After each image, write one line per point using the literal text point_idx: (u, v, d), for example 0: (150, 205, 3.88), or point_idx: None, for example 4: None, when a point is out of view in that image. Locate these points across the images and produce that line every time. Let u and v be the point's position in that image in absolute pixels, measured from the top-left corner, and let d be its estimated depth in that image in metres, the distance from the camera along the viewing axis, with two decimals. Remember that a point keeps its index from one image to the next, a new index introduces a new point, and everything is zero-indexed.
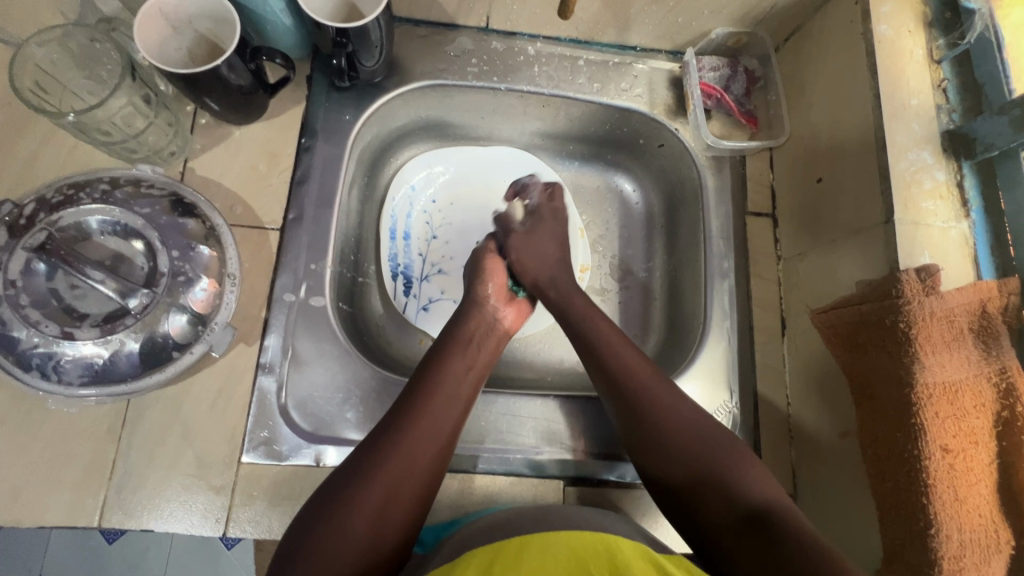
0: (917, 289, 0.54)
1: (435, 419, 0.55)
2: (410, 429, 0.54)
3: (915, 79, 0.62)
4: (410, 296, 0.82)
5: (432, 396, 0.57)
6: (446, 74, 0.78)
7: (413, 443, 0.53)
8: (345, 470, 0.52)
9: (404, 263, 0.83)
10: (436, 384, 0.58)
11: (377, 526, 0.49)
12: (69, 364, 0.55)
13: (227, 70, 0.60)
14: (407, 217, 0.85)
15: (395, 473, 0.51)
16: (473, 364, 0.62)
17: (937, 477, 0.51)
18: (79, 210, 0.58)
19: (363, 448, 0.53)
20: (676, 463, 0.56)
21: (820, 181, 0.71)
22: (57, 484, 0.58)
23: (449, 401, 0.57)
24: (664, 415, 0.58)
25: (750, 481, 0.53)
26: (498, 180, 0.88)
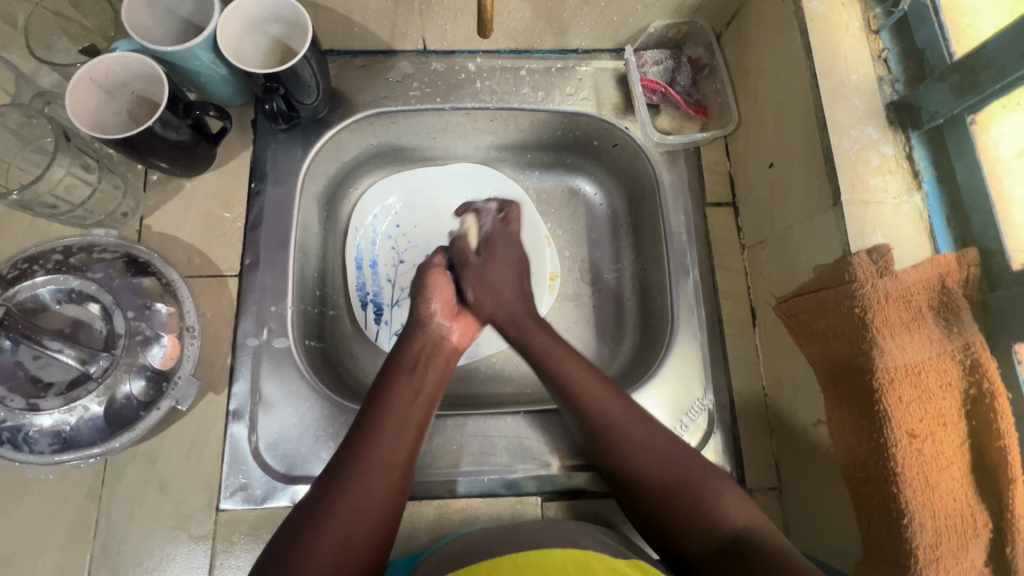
0: (870, 271, 0.53)
1: (388, 444, 0.56)
2: (361, 469, 0.54)
3: (852, 53, 0.60)
4: (382, 323, 0.82)
5: (382, 431, 0.57)
6: (389, 101, 0.78)
7: (372, 473, 0.54)
8: (298, 517, 0.51)
9: (374, 291, 0.83)
10: (383, 417, 0.58)
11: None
12: (38, 435, 0.56)
13: (161, 127, 0.61)
14: (371, 246, 0.85)
15: (350, 516, 0.51)
16: (421, 387, 0.62)
17: (906, 465, 0.49)
18: (34, 282, 0.60)
19: (315, 494, 0.53)
20: (645, 490, 0.57)
21: (772, 166, 0.69)
22: (44, 549, 0.60)
23: (400, 434, 0.57)
24: (630, 444, 0.58)
25: (727, 511, 0.53)
26: (459, 197, 0.87)
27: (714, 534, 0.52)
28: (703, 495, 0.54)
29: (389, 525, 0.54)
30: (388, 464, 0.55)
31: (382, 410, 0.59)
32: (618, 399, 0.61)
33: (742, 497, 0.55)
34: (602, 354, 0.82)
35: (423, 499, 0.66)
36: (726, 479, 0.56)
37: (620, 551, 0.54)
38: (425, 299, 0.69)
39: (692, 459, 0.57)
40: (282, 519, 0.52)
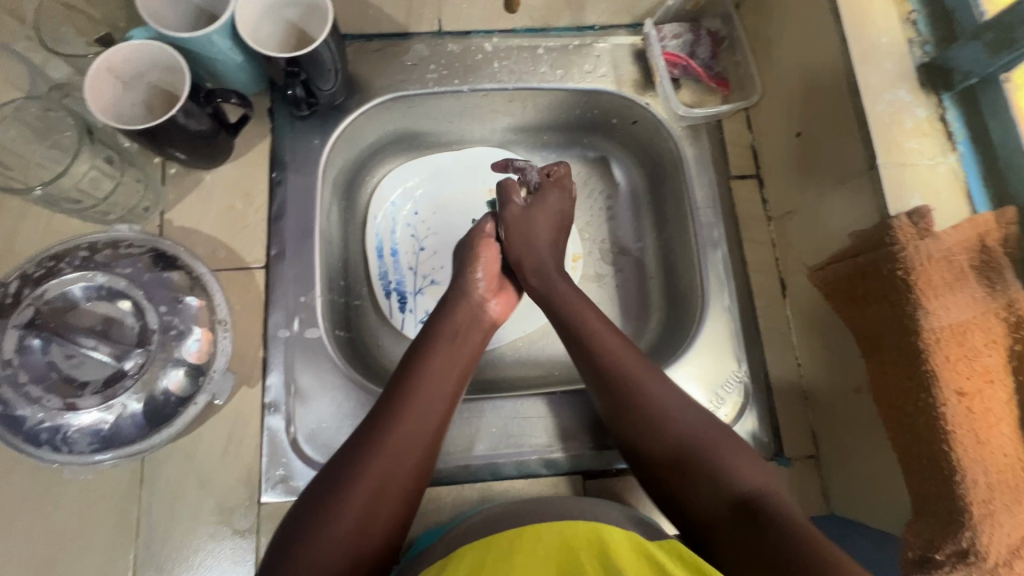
0: (911, 233, 0.53)
1: (418, 416, 0.55)
2: (390, 434, 0.53)
3: (881, 16, 0.60)
4: (406, 311, 0.81)
5: (413, 398, 0.56)
6: (406, 85, 0.77)
7: (400, 443, 0.53)
8: (326, 479, 0.52)
9: (396, 280, 0.82)
10: (415, 383, 0.58)
11: (359, 547, 0.49)
12: (77, 434, 0.55)
13: (184, 117, 0.60)
14: (392, 234, 0.84)
15: (375, 484, 0.51)
16: (456, 357, 0.62)
17: (955, 423, 0.49)
18: (62, 280, 0.59)
19: (343, 456, 0.53)
20: (656, 454, 0.55)
21: (800, 135, 0.69)
22: (87, 549, 0.59)
23: (431, 402, 0.57)
24: (644, 407, 0.57)
25: (736, 473, 0.52)
26: (478, 181, 0.86)
27: (721, 496, 0.51)
28: (705, 455, 0.53)
29: (414, 497, 0.54)
30: (416, 432, 0.54)
31: (414, 376, 0.58)
32: (646, 367, 0.60)
33: (749, 460, 0.53)
34: (629, 333, 0.82)
35: (465, 483, 0.65)
36: (725, 433, 0.55)
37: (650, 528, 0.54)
38: (471, 268, 0.69)
39: (701, 426, 0.56)
40: (312, 480, 0.53)
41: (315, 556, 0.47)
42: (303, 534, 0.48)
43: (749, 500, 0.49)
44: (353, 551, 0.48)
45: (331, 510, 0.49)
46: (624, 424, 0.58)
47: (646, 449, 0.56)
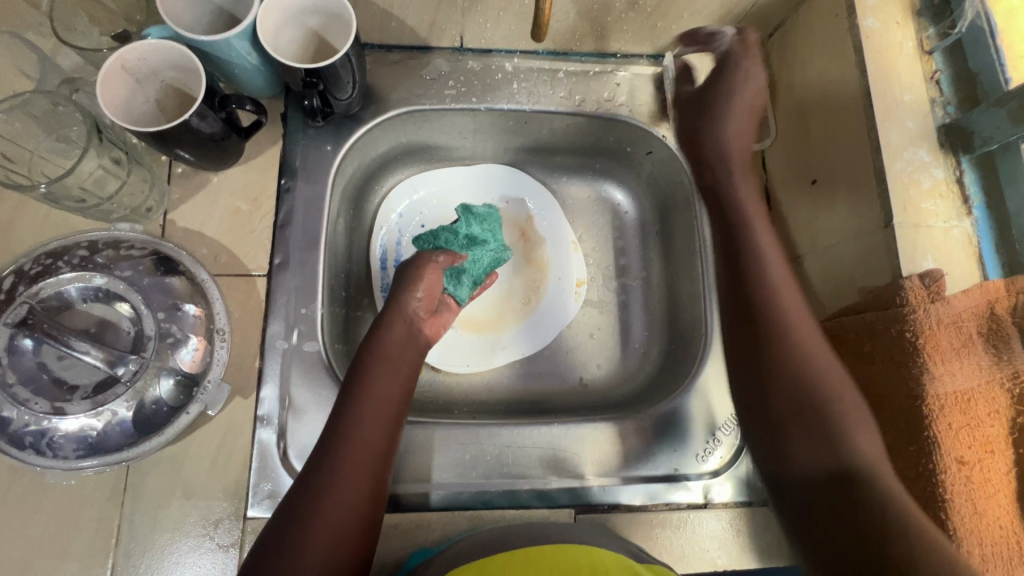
0: (922, 296, 0.53)
1: (365, 442, 0.54)
2: (337, 476, 0.52)
3: (905, 73, 0.60)
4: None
5: (357, 430, 0.55)
6: (423, 99, 0.76)
7: (350, 474, 0.52)
8: (274, 532, 0.50)
9: None
10: (358, 413, 0.56)
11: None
12: (63, 440, 0.54)
13: (197, 120, 0.59)
14: (397, 246, 0.83)
15: (331, 532, 0.50)
16: (396, 379, 0.60)
17: (954, 491, 0.50)
18: (60, 279, 0.57)
19: (291, 502, 0.51)
20: (782, 409, 0.56)
21: (814, 182, 0.69)
22: (65, 555, 0.58)
23: (377, 431, 0.56)
24: (778, 370, 0.57)
25: (847, 437, 0.53)
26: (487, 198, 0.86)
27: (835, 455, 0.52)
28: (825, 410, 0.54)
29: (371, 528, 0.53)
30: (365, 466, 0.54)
31: (354, 406, 0.56)
32: (812, 330, 0.58)
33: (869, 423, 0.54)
34: (629, 363, 0.82)
35: (456, 510, 0.64)
36: (851, 394, 0.55)
37: (642, 556, 0.56)
38: (412, 289, 0.68)
39: (845, 392, 0.55)
40: (263, 529, 0.51)
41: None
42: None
43: (850, 468, 0.51)
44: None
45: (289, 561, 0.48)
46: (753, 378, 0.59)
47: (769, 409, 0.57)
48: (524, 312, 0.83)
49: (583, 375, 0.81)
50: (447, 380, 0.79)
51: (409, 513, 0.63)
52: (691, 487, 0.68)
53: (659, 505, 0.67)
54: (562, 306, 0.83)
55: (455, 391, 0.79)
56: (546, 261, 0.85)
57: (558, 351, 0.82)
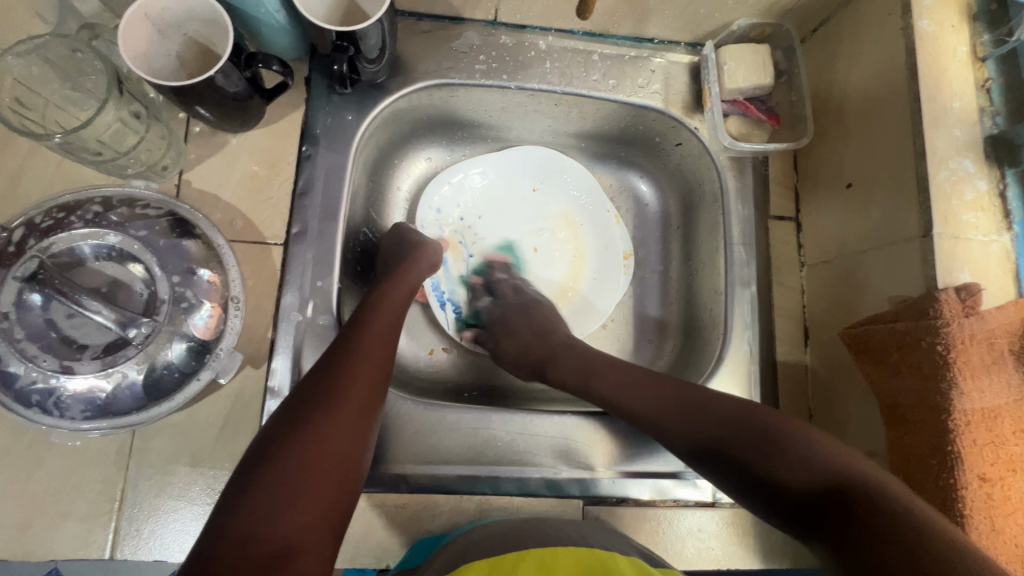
0: (957, 309, 0.52)
1: (363, 368, 0.52)
2: (333, 396, 0.49)
3: (957, 80, 0.58)
4: (463, 321, 0.80)
5: (355, 355, 0.53)
6: (452, 73, 0.73)
7: (346, 395, 0.49)
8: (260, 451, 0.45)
9: (449, 290, 0.80)
10: (358, 345, 0.53)
11: (313, 509, 0.44)
12: (71, 400, 0.52)
13: (221, 78, 0.56)
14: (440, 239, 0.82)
15: (322, 450, 0.46)
16: (393, 317, 0.59)
17: (973, 508, 0.49)
18: (72, 235, 0.55)
19: (281, 418, 0.47)
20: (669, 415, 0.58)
21: (850, 186, 0.67)
22: (66, 516, 0.57)
23: (374, 360, 0.53)
24: (699, 416, 0.56)
25: (812, 452, 0.49)
26: (521, 188, 0.85)
27: (810, 471, 0.48)
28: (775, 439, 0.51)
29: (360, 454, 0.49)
30: (359, 388, 0.51)
31: (354, 336, 0.54)
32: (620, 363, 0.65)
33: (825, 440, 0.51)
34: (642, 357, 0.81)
35: (463, 494, 0.64)
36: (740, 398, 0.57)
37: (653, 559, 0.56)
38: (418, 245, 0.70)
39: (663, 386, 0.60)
40: (248, 447, 0.47)
41: (258, 526, 0.41)
42: (242, 504, 0.42)
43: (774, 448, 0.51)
44: (308, 517, 0.43)
45: (273, 474, 0.44)
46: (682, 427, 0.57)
47: (712, 448, 0.54)
48: (577, 283, 0.83)
49: None
50: (457, 364, 0.79)
51: (417, 495, 0.63)
52: (701, 486, 0.67)
53: (666, 501, 0.67)
54: (610, 279, 0.82)
55: (463, 374, 0.79)
56: (585, 245, 0.85)
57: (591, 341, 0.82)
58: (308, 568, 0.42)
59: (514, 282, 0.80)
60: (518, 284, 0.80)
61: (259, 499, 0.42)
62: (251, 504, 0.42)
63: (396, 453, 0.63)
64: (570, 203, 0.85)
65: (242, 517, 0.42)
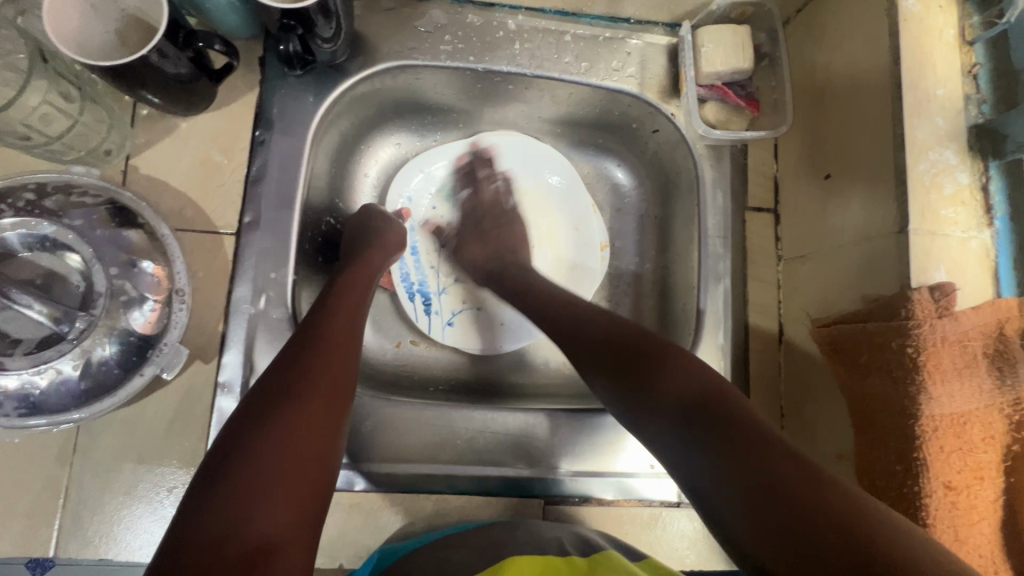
0: (930, 310, 0.49)
1: (328, 355, 0.50)
2: (300, 385, 0.47)
3: (942, 65, 0.55)
4: (432, 313, 0.78)
5: (321, 345, 0.51)
6: (416, 53, 0.69)
7: (314, 383, 0.47)
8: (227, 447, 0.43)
9: (419, 280, 0.79)
10: (323, 333, 0.52)
11: (291, 501, 0.41)
12: (3, 397, 0.50)
13: (159, 58, 0.53)
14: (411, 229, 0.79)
15: (296, 440, 0.44)
16: (357, 303, 0.57)
17: (937, 517, 0.48)
18: (0, 224, 0.52)
19: (242, 414, 0.45)
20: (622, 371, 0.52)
21: (829, 177, 0.64)
22: (8, 512, 0.56)
23: (341, 350, 0.51)
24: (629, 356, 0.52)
25: (752, 420, 0.45)
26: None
27: (748, 441, 0.43)
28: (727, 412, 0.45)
29: (335, 445, 0.46)
30: (329, 375, 0.49)
31: (311, 327, 0.52)
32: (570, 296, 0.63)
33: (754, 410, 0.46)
34: None
35: (421, 493, 0.63)
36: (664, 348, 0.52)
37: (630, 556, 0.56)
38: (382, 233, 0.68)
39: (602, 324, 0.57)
40: (212, 447, 0.44)
41: (232, 522, 0.39)
42: (211, 502, 0.40)
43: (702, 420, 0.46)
44: (289, 510, 0.41)
45: (245, 467, 0.41)
46: (624, 384, 0.52)
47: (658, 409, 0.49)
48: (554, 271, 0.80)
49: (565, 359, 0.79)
50: (423, 356, 0.77)
51: (373, 493, 0.62)
52: (666, 486, 0.66)
53: (630, 501, 0.65)
54: (586, 271, 0.80)
55: (430, 367, 0.77)
56: (561, 237, 0.81)
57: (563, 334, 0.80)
58: (293, 563, 0.39)
59: (505, 190, 0.79)
60: (500, 190, 0.79)
61: (232, 495, 0.40)
62: (222, 500, 0.39)
63: (351, 451, 0.62)
64: (544, 190, 0.82)
65: (215, 514, 0.39)
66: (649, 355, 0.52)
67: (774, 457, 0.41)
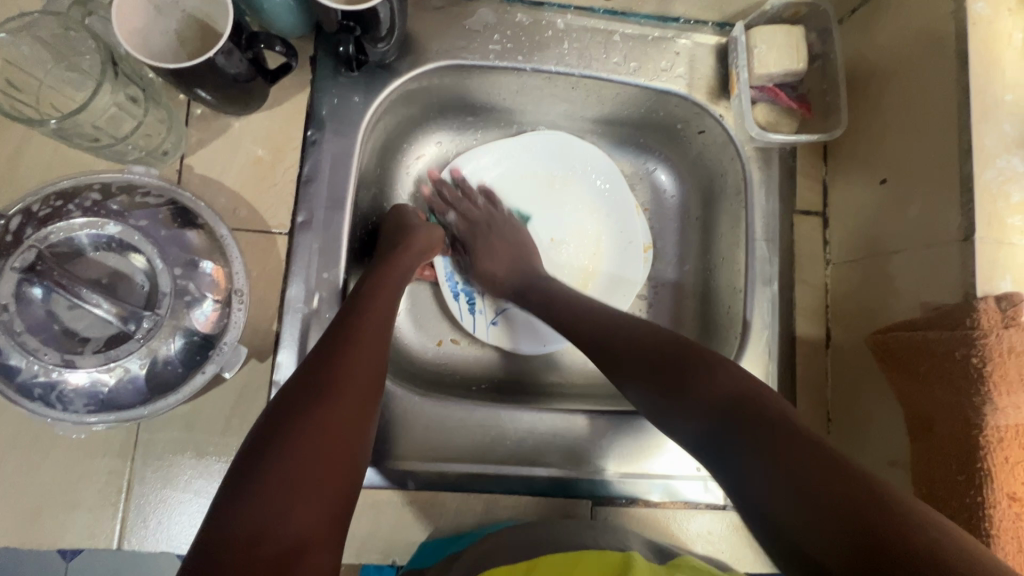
0: (995, 321, 0.49)
1: (351, 362, 0.48)
2: (324, 395, 0.45)
3: (1011, 70, 0.53)
4: (476, 313, 0.77)
5: (349, 346, 0.49)
6: (465, 53, 0.69)
7: (340, 392, 0.45)
8: (250, 455, 0.41)
9: (462, 280, 0.78)
10: (349, 343, 0.49)
11: (320, 504, 0.40)
12: (73, 394, 0.51)
13: (222, 60, 0.53)
14: (454, 228, 0.79)
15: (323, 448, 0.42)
16: (377, 310, 0.55)
17: (1001, 527, 0.48)
18: (70, 224, 0.53)
19: (278, 407, 0.44)
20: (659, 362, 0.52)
21: (885, 182, 0.63)
22: (74, 505, 0.57)
23: (369, 355, 0.50)
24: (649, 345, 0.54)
25: (763, 400, 0.44)
26: (537, 176, 0.81)
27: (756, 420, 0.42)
28: (753, 394, 0.45)
29: (362, 447, 0.45)
30: (357, 380, 0.47)
31: (344, 332, 0.51)
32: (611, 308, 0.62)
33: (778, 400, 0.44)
34: None
35: (471, 492, 0.63)
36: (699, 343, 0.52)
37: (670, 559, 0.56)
38: (411, 243, 0.66)
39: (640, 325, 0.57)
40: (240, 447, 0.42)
41: (266, 522, 0.38)
42: (250, 495, 0.39)
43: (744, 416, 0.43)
44: (315, 515, 0.40)
45: (282, 463, 0.40)
46: (658, 385, 0.51)
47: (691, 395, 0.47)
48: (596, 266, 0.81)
49: None
50: (465, 355, 0.77)
51: (423, 491, 0.63)
52: (711, 488, 0.66)
53: (675, 503, 0.66)
54: (630, 272, 0.79)
55: (472, 366, 0.77)
56: (606, 238, 0.81)
57: None
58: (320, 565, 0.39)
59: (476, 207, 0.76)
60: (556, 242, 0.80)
61: (262, 504, 0.39)
62: (259, 497, 0.39)
63: (403, 449, 0.62)
64: (588, 191, 0.82)
65: (244, 520, 0.38)
66: (700, 371, 0.48)
67: (778, 436, 0.40)
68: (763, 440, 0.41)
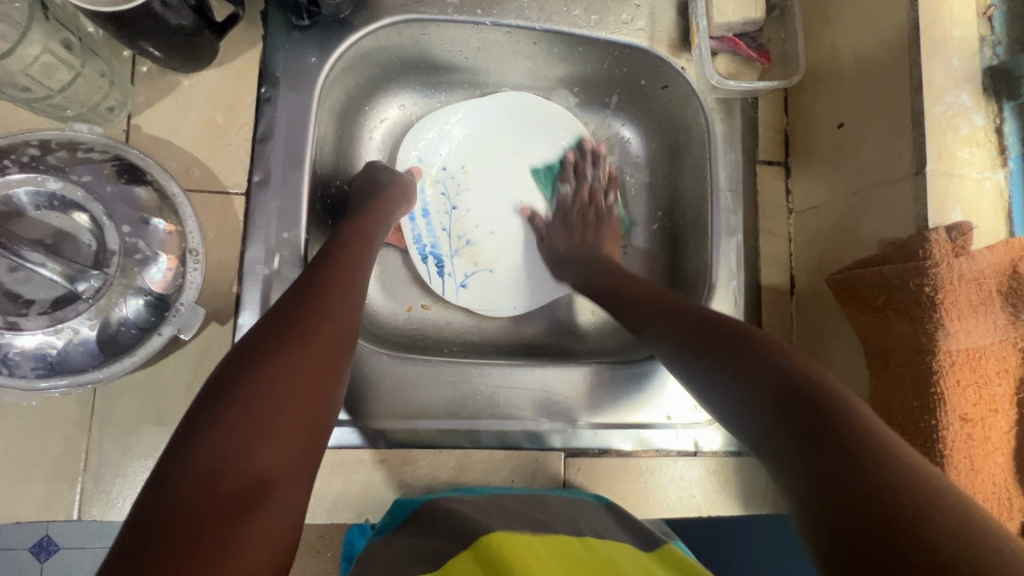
0: (946, 249, 0.50)
1: (321, 309, 0.46)
2: (290, 338, 0.43)
3: (958, 6, 0.54)
4: (445, 275, 0.77)
5: (319, 295, 0.47)
6: (422, 6, 0.67)
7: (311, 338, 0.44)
8: (211, 396, 0.39)
9: (431, 243, 0.77)
10: (320, 291, 0.48)
11: (285, 444, 0.39)
12: (19, 357, 0.50)
13: (162, 8, 0.51)
14: (422, 191, 0.78)
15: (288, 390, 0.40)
16: (349, 262, 0.53)
17: (955, 447, 0.49)
18: (7, 181, 0.51)
19: (243, 352, 0.42)
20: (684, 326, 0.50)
21: (842, 126, 0.64)
22: (29, 477, 0.55)
23: (341, 302, 0.48)
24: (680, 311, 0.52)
25: (765, 353, 0.43)
26: (504, 137, 0.80)
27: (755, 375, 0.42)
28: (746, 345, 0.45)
29: (332, 393, 0.44)
30: (327, 326, 0.46)
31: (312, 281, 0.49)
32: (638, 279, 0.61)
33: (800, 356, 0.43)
34: None
35: (444, 449, 0.63)
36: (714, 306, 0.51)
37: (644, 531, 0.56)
38: (383, 201, 0.64)
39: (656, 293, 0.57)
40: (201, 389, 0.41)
41: (226, 459, 0.36)
42: (206, 436, 0.37)
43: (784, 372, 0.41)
44: (280, 454, 0.38)
45: (239, 404, 0.38)
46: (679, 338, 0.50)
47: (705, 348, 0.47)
48: None
49: (577, 320, 0.80)
50: (437, 319, 0.77)
51: (395, 449, 0.62)
52: (682, 436, 0.67)
53: (647, 452, 0.67)
54: None
55: (444, 330, 0.77)
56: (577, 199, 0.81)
57: (577, 297, 0.79)
58: (286, 506, 0.37)
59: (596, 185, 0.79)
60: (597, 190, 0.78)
61: (221, 442, 0.37)
62: (216, 436, 0.37)
63: (373, 408, 0.62)
64: (555, 152, 0.81)
65: (201, 458, 0.36)
66: (745, 328, 0.47)
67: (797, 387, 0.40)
68: (772, 394, 0.40)
